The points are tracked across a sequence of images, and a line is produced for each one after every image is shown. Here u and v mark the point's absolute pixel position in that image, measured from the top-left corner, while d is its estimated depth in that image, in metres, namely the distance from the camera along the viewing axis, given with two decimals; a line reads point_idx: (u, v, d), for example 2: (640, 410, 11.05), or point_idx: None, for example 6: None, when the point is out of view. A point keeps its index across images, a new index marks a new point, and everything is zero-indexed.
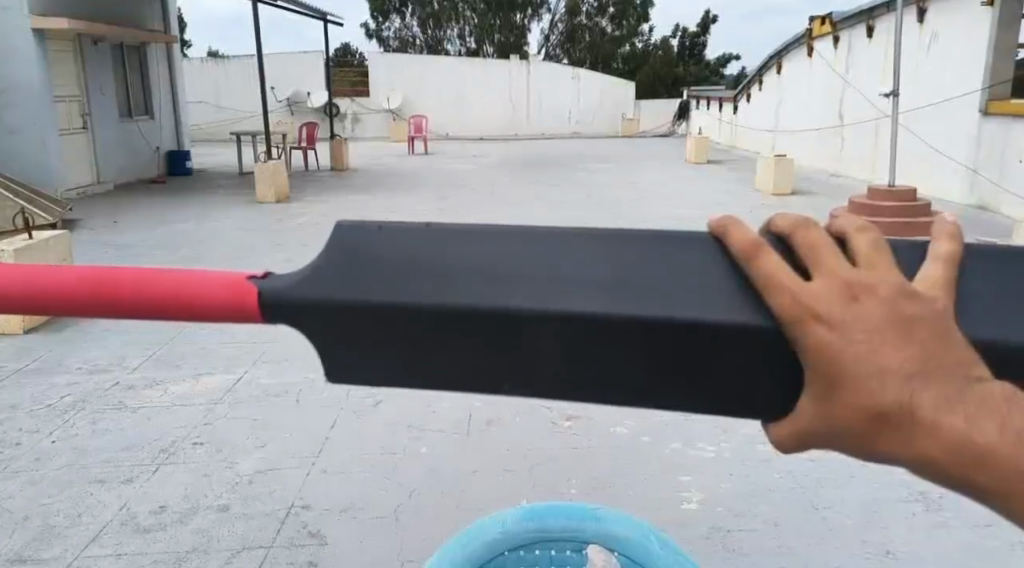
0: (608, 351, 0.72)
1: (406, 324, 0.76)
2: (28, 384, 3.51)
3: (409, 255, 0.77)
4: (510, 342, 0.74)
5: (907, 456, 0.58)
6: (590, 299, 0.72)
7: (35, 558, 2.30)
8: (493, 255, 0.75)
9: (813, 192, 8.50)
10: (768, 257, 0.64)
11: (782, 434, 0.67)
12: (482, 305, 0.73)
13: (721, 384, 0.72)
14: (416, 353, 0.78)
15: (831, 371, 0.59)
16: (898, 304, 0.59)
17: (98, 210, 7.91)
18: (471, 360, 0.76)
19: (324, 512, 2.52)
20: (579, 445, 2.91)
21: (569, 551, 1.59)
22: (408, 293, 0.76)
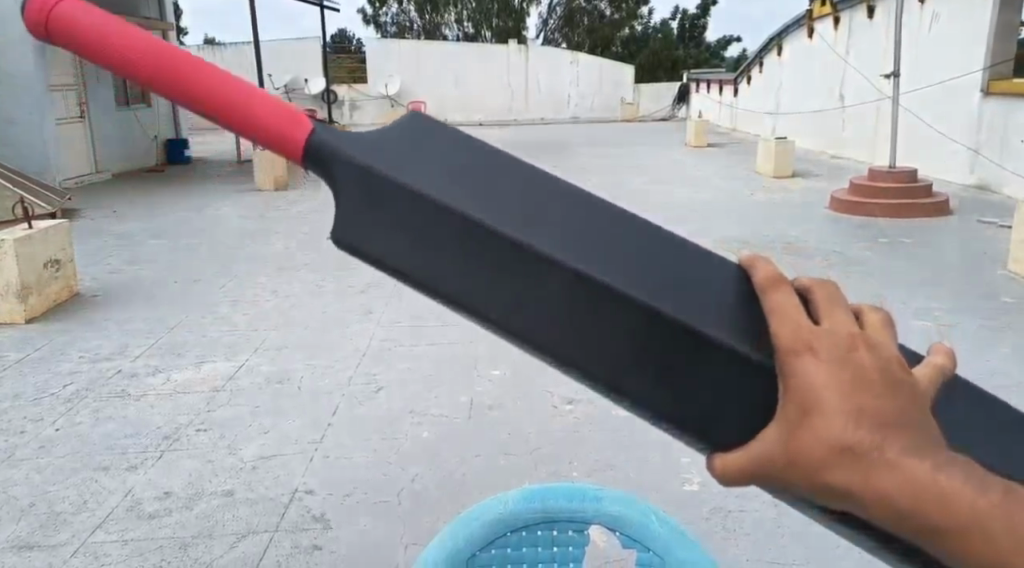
0: (604, 322, 0.57)
1: (438, 210, 0.59)
2: (30, 373, 3.51)
3: (457, 162, 0.63)
4: (518, 270, 0.58)
5: (859, 501, 0.48)
6: (611, 269, 0.58)
7: (42, 544, 2.32)
8: (535, 198, 0.62)
9: (812, 174, 8.50)
10: (779, 294, 0.55)
11: (722, 460, 0.54)
12: (511, 234, 0.58)
13: (686, 398, 0.57)
14: (419, 248, 0.60)
15: (806, 398, 0.49)
16: (892, 362, 0.51)
17: (96, 199, 7.90)
18: (473, 280, 0.59)
19: (327, 496, 2.53)
20: (580, 428, 2.92)
21: (572, 532, 1.60)
22: (445, 193, 0.60)
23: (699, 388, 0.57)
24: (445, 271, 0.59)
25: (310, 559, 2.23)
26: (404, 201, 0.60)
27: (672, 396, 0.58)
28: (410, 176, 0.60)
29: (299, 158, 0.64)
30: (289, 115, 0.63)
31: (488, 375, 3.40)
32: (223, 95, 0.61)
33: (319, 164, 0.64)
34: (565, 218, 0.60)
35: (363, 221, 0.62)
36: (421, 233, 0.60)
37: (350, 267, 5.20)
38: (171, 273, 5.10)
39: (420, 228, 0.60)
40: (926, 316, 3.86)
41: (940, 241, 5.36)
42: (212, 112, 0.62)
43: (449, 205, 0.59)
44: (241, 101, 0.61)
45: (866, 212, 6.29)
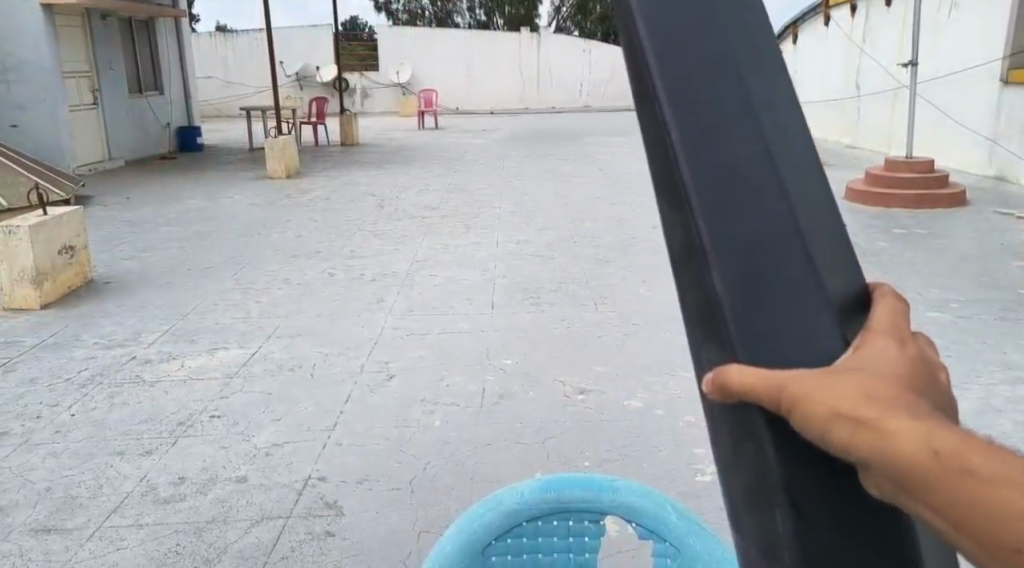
0: (750, 200, 0.58)
1: (711, 38, 0.60)
2: (45, 358, 3.54)
3: (756, 34, 0.64)
4: (726, 110, 0.59)
5: (880, 442, 0.47)
6: (793, 180, 0.61)
7: (59, 528, 2.34)
8: (783, 107, 0.64)
9: (825, 164, 8.44)
10: (889, 304, 0.60)
11: (739, 369, 0.53)
12: (739, 98, 0.60)
13: (767, 309, 0.57)
14: (671, 41, 0.59)
15: (872, 357, 0.52)
16: (951, 395, 0.54)
17: (108, 186, 7.93)
18: (692, 87, 0.59)
19: (341, 484, 2.55)
20: (592, 418, 2.92)
21: (587, 523, 1.60)
22: (731, 39, 0.61)
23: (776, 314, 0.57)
24: (678, 64, 0.59)
25: (323, 546, 2.24)
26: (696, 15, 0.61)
27: (741, 300, 0.57)
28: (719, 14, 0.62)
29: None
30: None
31: (501, 364, 3.41)
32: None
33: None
34: (786, 134, 0.63)
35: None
36: (690, 33, 0.60)
37: (362, 255, 5.20)
38: (183, 260, 5.12)
39: (697, 34, 0.60)
40: (941, 308, 3.84)
41: (957, 233, 5.32)
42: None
43: (722, 44, 0.61)
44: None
45: (883, 203, 6.24)
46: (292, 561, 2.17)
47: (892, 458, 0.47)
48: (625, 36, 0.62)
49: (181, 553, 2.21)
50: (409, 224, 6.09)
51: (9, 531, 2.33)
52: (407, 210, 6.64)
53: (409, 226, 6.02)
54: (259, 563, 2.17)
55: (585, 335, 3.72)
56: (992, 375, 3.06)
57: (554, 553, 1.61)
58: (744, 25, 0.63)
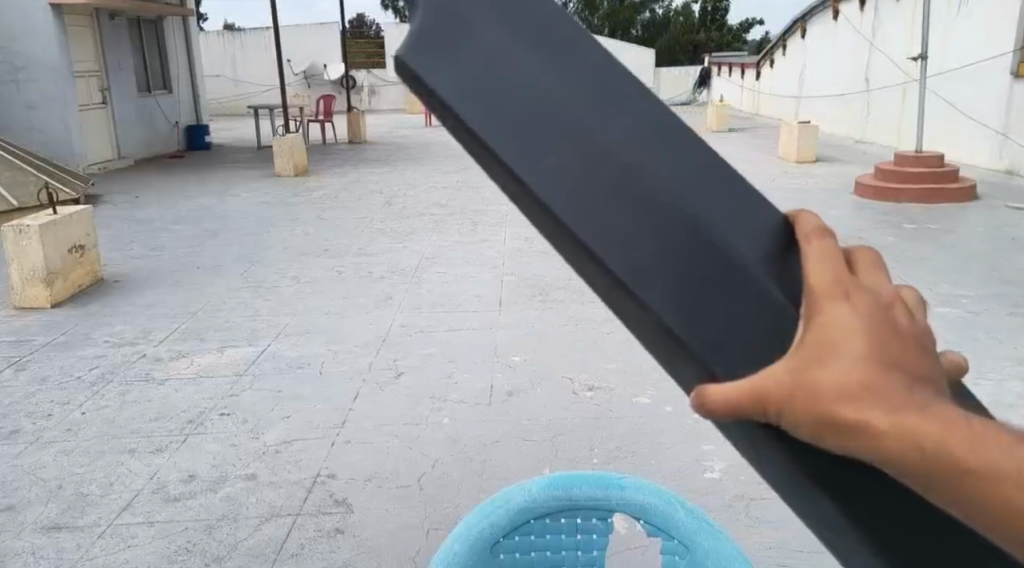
0: (637, 221, 0.52)
1: (511, 62, 0.52)
2: (56, 357, 3.57)
3: (549, 16, 0.55)
4: (568, 136, 0.52)
5: (876, 441, 0.44)
6: (667, 171, 0.54)
7: (71, 525, 2.36)
8: (624, 80, 0.56)
9: (834, 159, 8.40)
10: (808, 229, 0.54)
11: (714, 386, 0.47)
12: (575, 113, 0.52)
13: (706, 327, 0.51)
14: (476, 89, 0.50)
15: (833, 332, 0.45)
16: (925, 330, 0.48)
17: (118, 185, 7.97)
18: (520, 135, 0.50)
19: (350, 482, 2.55)
20: (601, 414, 2.92)
21: (596, 521, 1.60)
22: (530, 51, 0.53)
23: (720, 312, 0.51)
24: (491, 117, 0.50)
25: (333, 543, 2.25)
26: (481, 38, 0.52)
27: (684, 318, 0.51)
28: (501, 25, 0.53)
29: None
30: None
31: (509, 361, 3.40)
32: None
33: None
34: (642, 113, 0.55)
35: (431, 47, 0.51)
36: (484, 69, 0.51)
37: (371, 253, 5.21)
38: (193, 259, 5.15)
39: (492, 65, 0.51)
40: (953, 303, 3.81)
41: (968, 228, 5.29)
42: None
43: (526, 64, 0.52)
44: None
45: (892, 197, 6.21)
46: (302, 558, 2.18)
47: (894, 454, 0.44)
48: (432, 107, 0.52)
49: (192, 550, 2.23)
50: (418, 222, 6.10)
51: (20, 529, 2.35)
52: (415, 208, 6.65)
53: (418, 223, 6.03)
54: (270, 561, 2.18)
55: (594, 331, 3.72)
56: (1003, 370, 3.04)
57: (564, 551, 1.62)
58: (531, 17, 0.54)
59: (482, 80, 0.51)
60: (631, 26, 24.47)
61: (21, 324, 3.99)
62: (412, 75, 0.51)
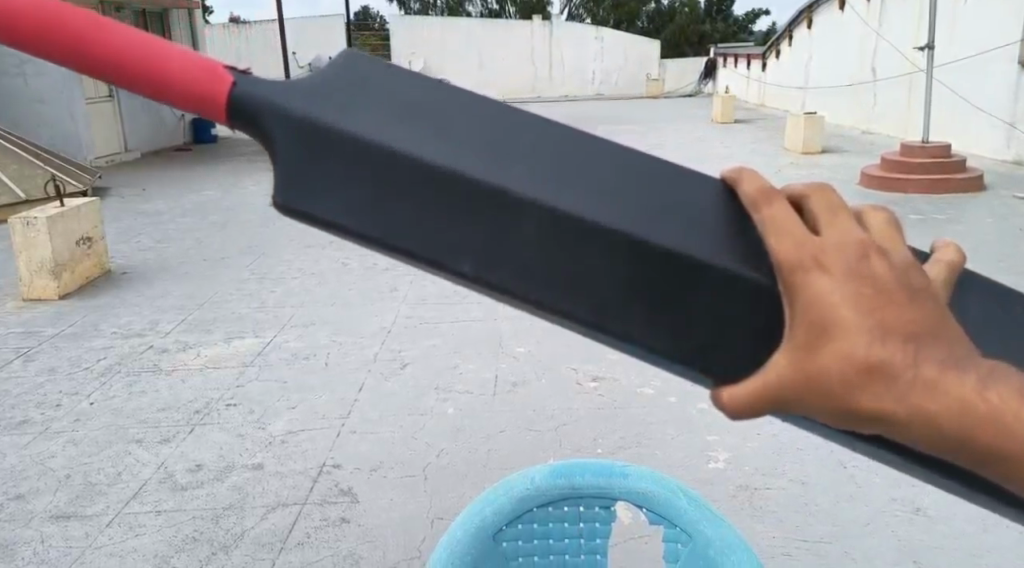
0: (590, 252, 0.52)
1: (392, 156, 0.53)
2: (65, 348, 3.60)
3: (405, 97, 0.58)
4: (477, 207, 0.53)
5: (892, 420, 0.45)
6: (581, 195, 0.53)
7: (80, 513, 2.39)
8: (506, 122, 0.58)
9: (840, 150, 8.36)
10: (759, 186, 0.53)
11: (727, 392, 0.49)
12: (478, 173, 0.53)
13: (682, 341, 0.53)
14: (374, 200, 0.53)
15: (826, 317, 0.45)
16: (908, 273, 0.47)
17: (124, 178, 8.00)
18: (431, 231, 0.53)
19: (355, 471, 2.57)
20: (604, 405, 2.93)
21: (599, 509, 1.61)
22: (403, 132, 0.54)
23: (701, 316, 0.53)
24: (397, 222, 0.53)
25: (339, 531, 2.27)
26: (347, 150, 0.54)
27: (669, 332, 0.53)
28: (362, 124, 0.54)
29: (230, 120, 0.56)
30: (209, 68, 0.54)
31: (514, 352, 3.41)
32: (124, 57, 0.51)
33: (251, 125, 0.56)
34: (533, 147, 0.57)
35: (309, 183, 0.54)
36: (377, 175, 0.53)
37: None
38: (198, 251, 5.17)
39: (372, 170, 0.53)
40: None
41: (976, 218, 5.25)
42: (98, 58, 0.51)
43: (407, 146, 0.53)
44: (158, 52, 0.52)
45: (898, 187, 6.18)
46: (308, 547, 2.20)
47: (918, 426, 0.45)
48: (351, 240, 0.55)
49: (199, 539, 2.25)
50: None
51: (30, 517, 2.38)
52: None
53: None
54: (276, 549, 2.20)
55: None
56: None
57: (565, 539, 1.63)
58: (394, 106, 0.56)
59: (372, 191, 0.53)
60: (636, 17, 24.35)
61: (28, 316, 4.02)
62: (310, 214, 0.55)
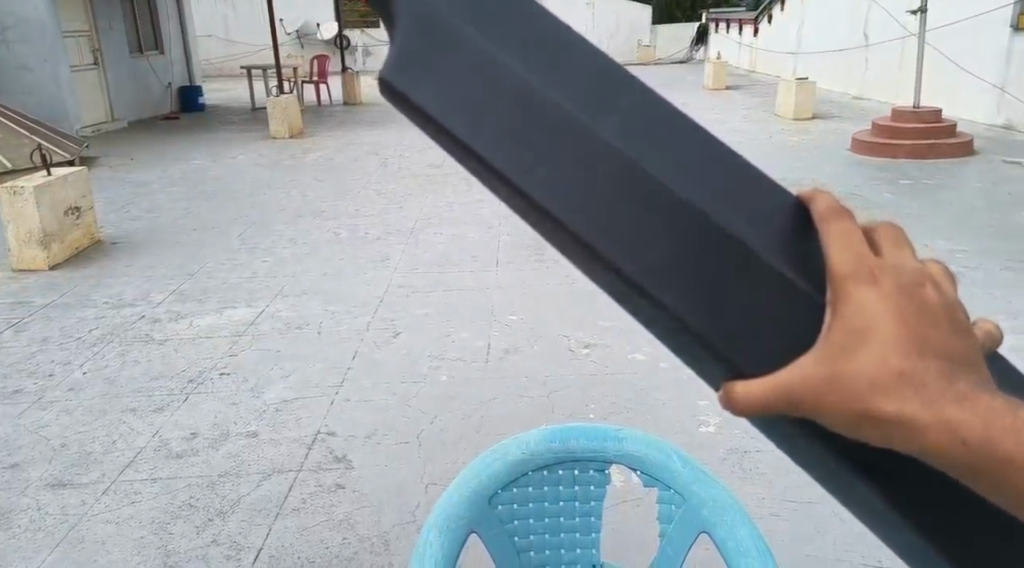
0: (648, 216, 0.42)
1: (495, 63, 0.43)
2: (57, 318, 3.59)
3: (533, 25, 0.47)
4: (563, 135, 0.42)
5: (906, 439, 0.37)
6: (661, 157, 0.44)
7: (75, 482, 2.41)
8: (631, 80, 0.48)
9: (832, 116, 8.35)
10: (826, 206, 0.45)
11: (745, 386, 0.38)
12: (578, 115, 0.43)
13: (728, 324, 0.42)
14: (462, 102, 0.41)
15: (867, 318, 0.37)
16: (959, 311, 0.40)
17: (112, 148, 7.92)
18: (521, 153, 0.41)
19: (350, 439, 2.59)
20: (597, 371, 2.94)
21: (593, 472, 1.64)
22: (513, 49, 0.44)
23: (739, 302, 0.42)
24: (464, 123, 0.41)
25: (334, 497, 2.29)
26: (453, 44, 0.42)
27: (697, 312, 0.41)
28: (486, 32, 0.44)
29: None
30: None
31: (507, 320, 3.42)
32: None
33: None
34: (633, 106, 0.46)
35: (417, 56, 0.42)
36: (469, 76, 0.42)
37: (368, 213, 5.19)
38: (189, 220, 5.14)
39: (464, 69, 0.42)
40: (950, 261, 3.80)
41: (965, 183, 5.29)
42: None
43: (503, 64, 0.43)
44: None
45: (889, 153, 6.18)
46: (304, 512, 2.23)
47: (938, 454, 0.37)
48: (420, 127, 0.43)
49: (196, 505, 2.28)
50: (414, 181, 6.05)
51: (25, 485, 2.40)
52: (410, 167, 6.61)
53: (416, 183, 5.99)
54: (272, 515, 2.23)
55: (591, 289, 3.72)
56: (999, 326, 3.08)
57: (561, 502, 1.66)
58: (512, 25, 0.46)
59: (467, 86, 0.42)
60: None
61: (19, 286, 4.00)
62: (398, 96, 0.42)
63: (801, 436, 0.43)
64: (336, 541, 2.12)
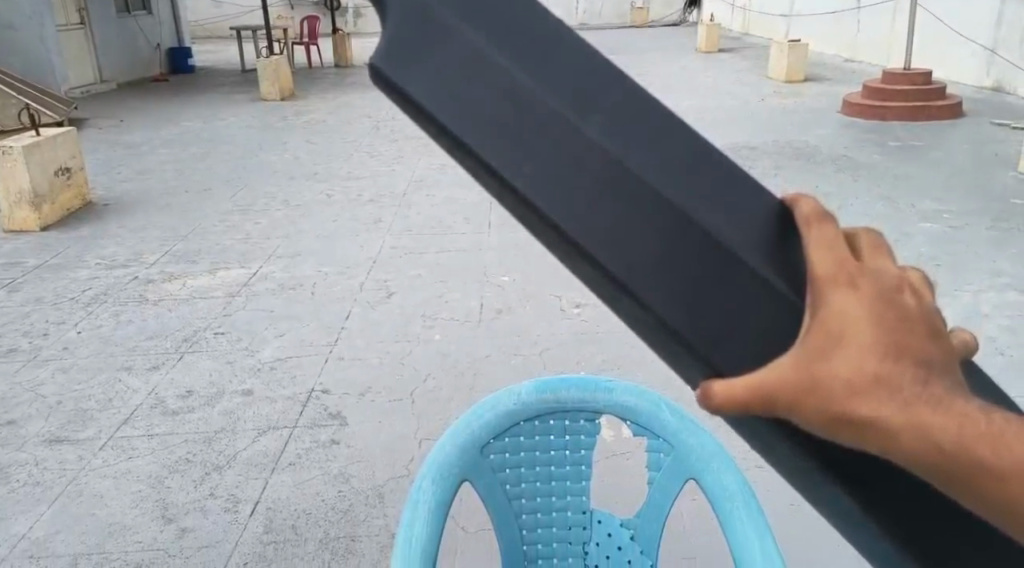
0: (631, 213, 0.44)
1: (487, 60, 0.45)
2: (50, 278, 3.59)
3: (524, 21, 0.48)
4: (565, 145, 0.44)
5: (891, 439, 0.38)
6: (657, 164, 0.47)
7: (72, 438, 2.44)
8: (621, 81, 0.49)
9: (823, 79, 8.34)
10: (815, 216, 0.46)
11: (722, 387, 0.41)
12: (562, 113, 0.45)
13: (705, 318, 0.45)
14: (457, 95, 0.44)
15: (843, 323, 0.39)
16: (938, 315, 0.41)
17: (100, 110, 7.84)
18: (511, 143, 0.44)
19: (344, 397, 2.62)
20: (588, 329, 2.99)
21: (583, 422, 1.68)
22: (506, 48, 0.46)
23: (719, 303, 0.45)
24: (479, 137, 0.43)
25: (329, 453, 2.33)
26: (475, 68, 0.45)
27: (682, 315, 0.44)
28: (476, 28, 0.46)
29: None
30: None
31: (499, 280, 3.45)
32: None
33: None
34: (620, 106, 0.48)
35: (408, 49, 0.45)
36: (458, 72, 0.44)
37: (360, 176, 5.18)
38: (181, 182, 5.12)
39: (484, 87, 0.44)
40: (935, 219, 3.86)
41: (952, 144, 5.32)
42: None
43: (503, 67, 0.45)
44: None
45: (878, 115, 6.19)
46: (299, 467, 2.27)
47: (918, 452, 0.38)
48: (410, 115, 0.46)
49: (193, 460, 2.32)
50: (406, 143, 6.04)
51: (23, 441, 2.43)
52: (402, 129, 6.58)
53: (406, 145, 5.98)
54: (269, 469, 2.27)
55: None
56: (981, 283, 3.14)
57: (552, 450, 1.68)
58: (507, 26, 0.47)
59: (484, 103, 0.44)
60: None
61: (12, 247, 3.99)
62: (393, 87, 0.45)
63: (765, 427, 0.47)
64: (331, 494, 2.16)
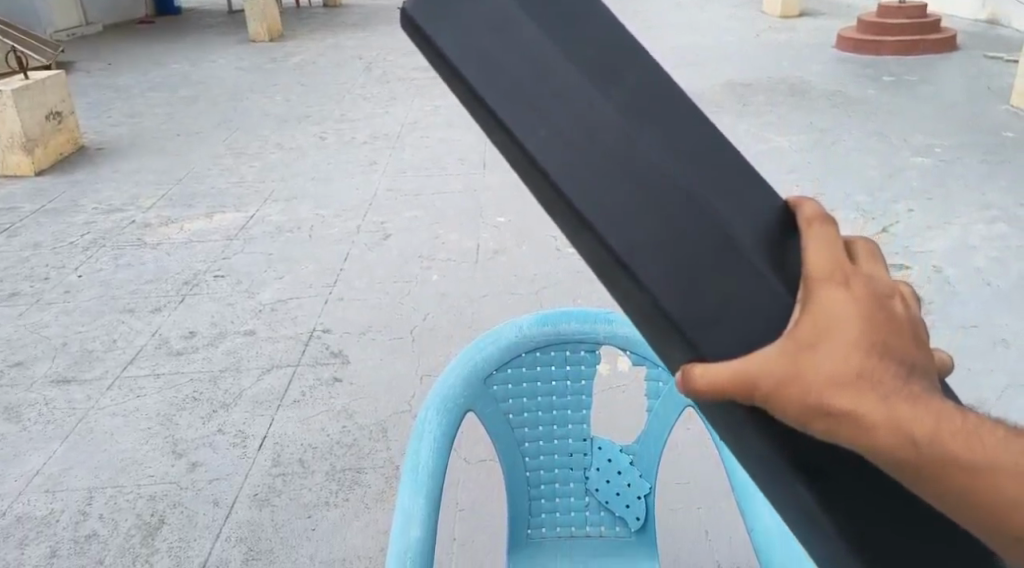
0: (631, 188, 0.52)
1: (516, 25, 0.54)
2: (47, 223, 3.59)
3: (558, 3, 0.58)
4: (584, 116, 0.53)
5: (867, 429, 0.46)
6: (661, 143, 0.56)
7: (79, 378, 2.48)
8: (639, 67, 0.60)
9: (818, 14, 8.21)
10: (817, 221, 0.57)
11: (707, 368, 0.49)
12: (585, 87, 0.54)
13: (696, 300, 0.52)
14: (483, 54, 0.52)
15: (831, 320, 0.48)
16: (915, 323, 0.52)
17: (84, 52, 7.67)
18: (533, 106, 0.52)
19: (346, 336, 2.67)
20: (584, 267, 3.03)
21: (584, 352, 1.71)
22: (535, 17, 0.55)
23: (710, 286, 0.53)
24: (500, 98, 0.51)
25: (331, 391, 2.39)
26: (505, 32, 0.53)
27: (678, 300, 0.51)
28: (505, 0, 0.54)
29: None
30: None
31: (494, 221, 3.47)
32: None
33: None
34: (635, 87, 0.58)
35: (442, 10, 0.53)
36: (488, 36, 0.53)
37: (352, 118, 5.13)
38: (172, 126, 5.06)
39: (512, 53, 0.53)
40: (926, 153, 3.88)
41: (947, 78, 5.30)
42: None
43: (532, 35, 0.54)
44: None
45: (872, 49, 6.12)
46: (303, 404, 2.32)
47: (886, 446, 0.46)
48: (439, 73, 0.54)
49: (199, 399, 2.37)
50: (396, 85, 5.96)
51: (31, 382, 2.47)
52: (392, 70, 6.48)
53: (397, 86, 5.90)
54: (274, 407, 2.32)
55: None
56: (970, 216, 3.19)
57: (552, 381, 1.72)
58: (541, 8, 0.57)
59: (510, 65, 0.52)
60: None
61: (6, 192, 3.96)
62: (423, 36, 0.52)
63: (740, 415, 0.54)
64: (336, 430, 2.22)
